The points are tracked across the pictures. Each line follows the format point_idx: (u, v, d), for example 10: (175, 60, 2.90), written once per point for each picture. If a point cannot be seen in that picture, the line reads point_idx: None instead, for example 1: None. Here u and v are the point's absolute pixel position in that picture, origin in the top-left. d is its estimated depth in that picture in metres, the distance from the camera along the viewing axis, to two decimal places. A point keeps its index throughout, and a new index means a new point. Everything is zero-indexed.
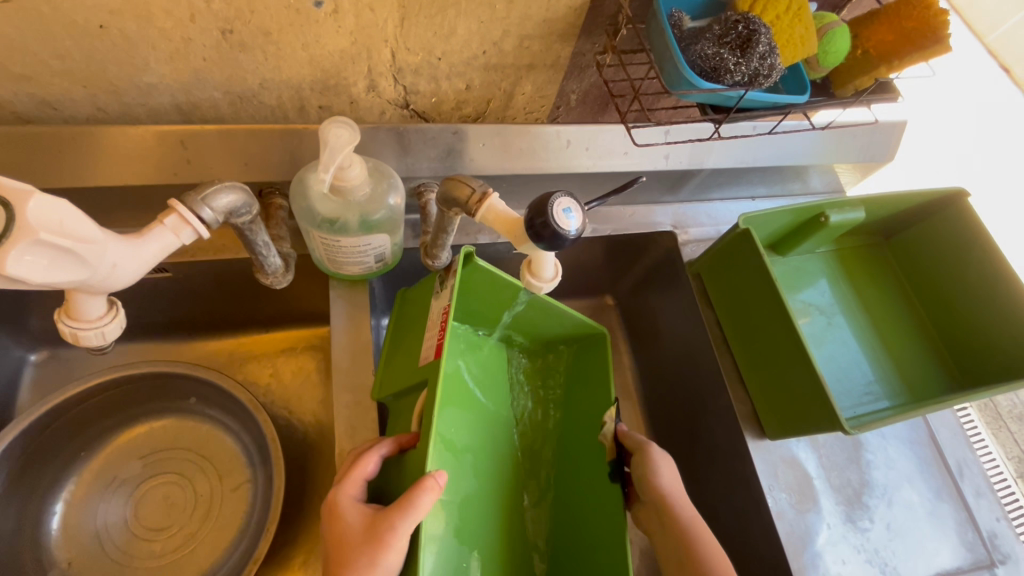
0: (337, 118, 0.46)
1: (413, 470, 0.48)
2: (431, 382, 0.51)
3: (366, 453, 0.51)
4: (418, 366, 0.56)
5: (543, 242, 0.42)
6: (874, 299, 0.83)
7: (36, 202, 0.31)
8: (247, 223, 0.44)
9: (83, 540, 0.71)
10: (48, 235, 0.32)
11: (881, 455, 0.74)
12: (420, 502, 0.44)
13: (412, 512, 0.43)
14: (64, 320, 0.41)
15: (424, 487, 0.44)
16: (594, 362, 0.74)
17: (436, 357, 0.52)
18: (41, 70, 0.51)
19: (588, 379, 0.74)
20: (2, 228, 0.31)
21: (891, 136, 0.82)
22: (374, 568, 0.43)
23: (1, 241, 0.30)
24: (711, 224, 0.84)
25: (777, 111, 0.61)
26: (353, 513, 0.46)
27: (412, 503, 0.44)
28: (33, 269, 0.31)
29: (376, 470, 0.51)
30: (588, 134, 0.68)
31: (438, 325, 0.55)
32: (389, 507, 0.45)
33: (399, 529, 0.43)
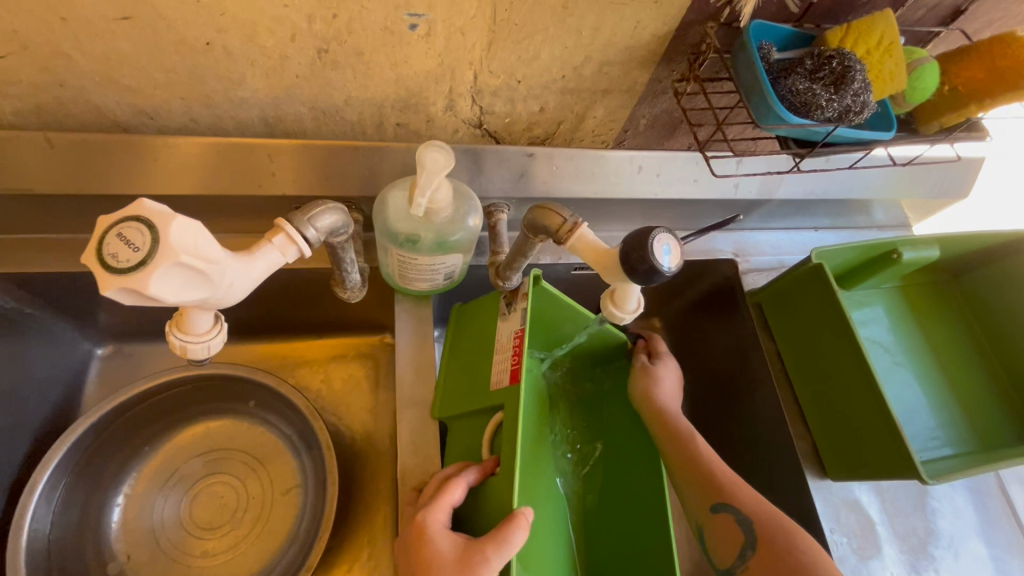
0: (434, 142, 0.47)
1: (498, 500, 0.49)
2: (510, 407, 0.52)
3: (453, 480, 0.52)
4: (489, 390, 0.56)
5: (638, 276, 0.42)
6: (941, 339, 0.81)
7: (177, 226, 0.32)
8: (343, 242, 0.46)
9: (141, 534, 0.72)
10: (186, 258, 0.33)
11: (947, 504, 0.71)
12: (511, 539, 0.44)
13: (505, 549, 0.44)
14: (174, 333, 0.43)
15: (516, 525, 0.45)
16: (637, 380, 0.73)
17: (511, 381, 0.53)
18: (145, 82, 0.53)
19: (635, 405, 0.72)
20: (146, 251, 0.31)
21: (968, 173, 0.79)
22: None
23: (145, 263, 0.31)
24: (773, 253, 0.82)
25: (862, 146, 0.60)
26: (444, 541, 0.48)
27: (505, 539, 0.45)
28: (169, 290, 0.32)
29: (462, 497, 0.52)
30: (659, 160, 0.68)
31: (509, 348, 0.56)
32: (481, 539, 0.46)
33: (492, 563, 0.44)
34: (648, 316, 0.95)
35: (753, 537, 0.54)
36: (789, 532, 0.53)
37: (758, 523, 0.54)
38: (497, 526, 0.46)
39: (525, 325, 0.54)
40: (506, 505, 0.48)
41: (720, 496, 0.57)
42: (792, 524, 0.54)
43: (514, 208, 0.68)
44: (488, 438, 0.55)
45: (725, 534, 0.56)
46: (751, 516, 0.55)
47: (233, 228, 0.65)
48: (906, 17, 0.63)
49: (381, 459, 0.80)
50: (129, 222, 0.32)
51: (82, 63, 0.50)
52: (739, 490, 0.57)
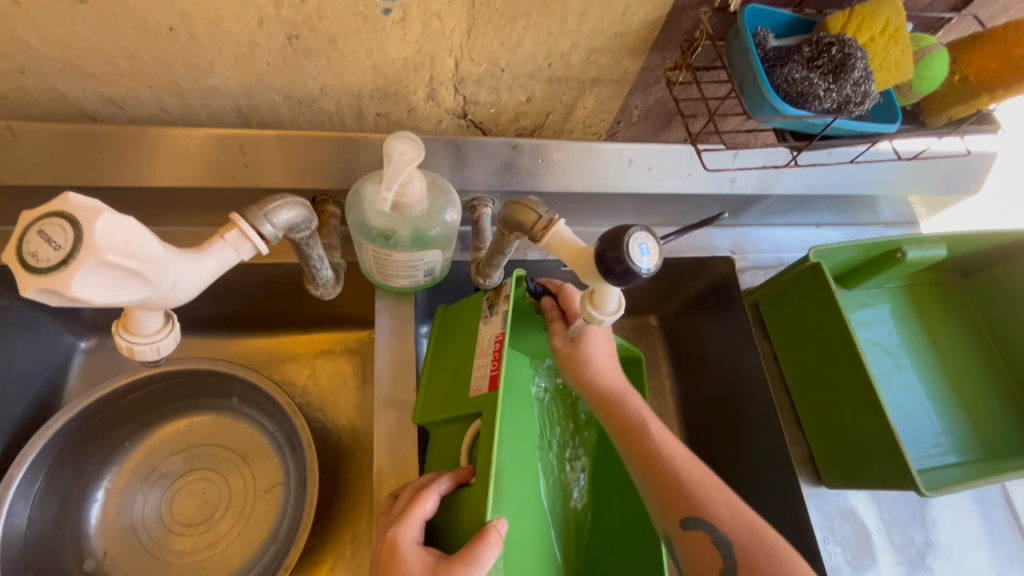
0: (402, 133, 0.44)
1: (472, 512, 0.49)
2: (488, 416, 0.50)
3: (425, 491, 0.51)
4: (467, 397, 0.55)
5: (614, 278, 0.39)
6: (947, 341, 0.77)
7: (104, 223, 0.31)
8: (305, 238, 0.45)
9: (120, 530, 0.71)
10: (114, 257, 0.31)
11: (947, 514, 0.69)
12: (482, 557, 0.44)
13: (475, 569, 0.44)
14: (121, 333, 0.41)
15: (488, 542, 0.44)
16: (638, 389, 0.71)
17: (490, 389, 0.51)
18: (111, 70, 0.51)
19: None
20: (70, 250, 0.30)
21: (979, 168, 0.75)
22: None
23: (69, 262, 0.30)
24: (772, 251, 0.79)
25: (864, 140, 0.57)
26: (415, 558, 0.47)
27: (475, 558, 0.44)
28: (97, 292, 0.31)
29: (434, 508, 0.51)
30: (651, 153, 0.65)
31: (489, 352, 0.54)
32: (450, 556, 0.46)
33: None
34: (643, 314, 0.92)
35: (732, 556, 0.50)
36: (773, 549, 0.49)
37: (735, 539, 0.50)
38: (468, 542, 0.46)
39: (507, 331, 0.53)
40: (480, 518, 0.47)
41: (690, 510, 0.52)
42: (776, 543, 0.50)
43: (500, 202, 0.66)
44: (467, 446, 0.54)
45: (699, 555, 0.50)
46: (728, 532, 0.50)
47: (209, 221, 0.63)
48: (915, 1, 0.59)
49: (366, 457, 0.78)
50: (54, 221, 0.30)
51: (42, 50, 0.48)
52: (711, 500, 0.53)
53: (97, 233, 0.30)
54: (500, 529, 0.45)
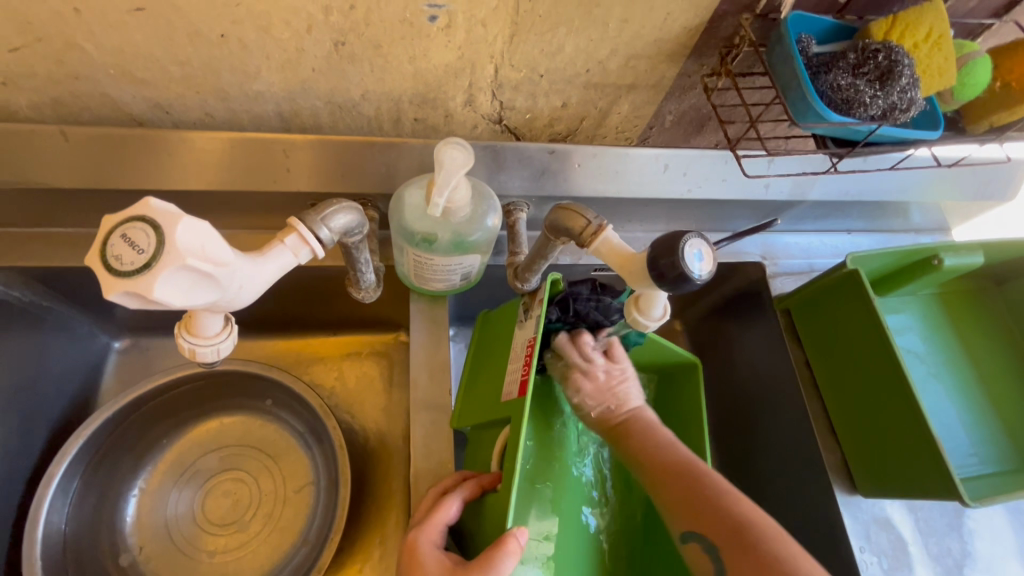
0: (453, 139, 0.44)
1: (494, 518, 0.49)
2: (517, 421, 0.50)
3: (447, 496, 0.51)
4: (500, 402, 0.55)
5: (666, 284, 0.39)
6: (982, 348, 0.77)
7: (184, 227, 0.32)
8: (356, 242, 0.45)
9: (153, 529, 0.72)
10: (192, 260, 0.32)
11: (984, 525, 0.68)
12: (499, 566, 0.44)
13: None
14: (184, 335, 0.42)
15: (506, 551, 0.44)
16: (681, 395, 0.71)
17: (521, 394, 0.51)
18: (161, 75, 0.52)
19: (676, 415, 0.70)
20: (152, 252, 0.31)
21: (1015, 175, 0.75)
22: None
23: (149, 265, 0.31)
24: (803, 257, 0.79)
25: (905, 146, 0.57)
26: (432, 560, 0.48)
27: (493, 566, 0.44)
28: (175, 293, 0.32)
29: (456, 513, 0.51)
30: (685, 158, 0.65)
31: (522, 356, 0.54)
32: (468, 563, 0.46)
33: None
34: (669, 318, 0.92)
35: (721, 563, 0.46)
36: (762, 543, 0.45)
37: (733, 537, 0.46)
38: (488, 549, 0.46)
39: (537, 336, 0.53)
40: (500, 525, 0.47)
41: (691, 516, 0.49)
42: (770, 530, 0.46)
43: (535, 206, 0.66)
44: (497, 453, 0.54)
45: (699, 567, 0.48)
46: (714, 539, 0.47)
47: (248, 224, 0.64)
48: (957, 8, 0.59)
49: (394, 459, 0.78)
50: (138, 226, 0.31)
51: (97, 56, 0.49)
52: (700, 504, 0.49)
53: (179, 237, 0.31)
54: (520, 535, 0.45)
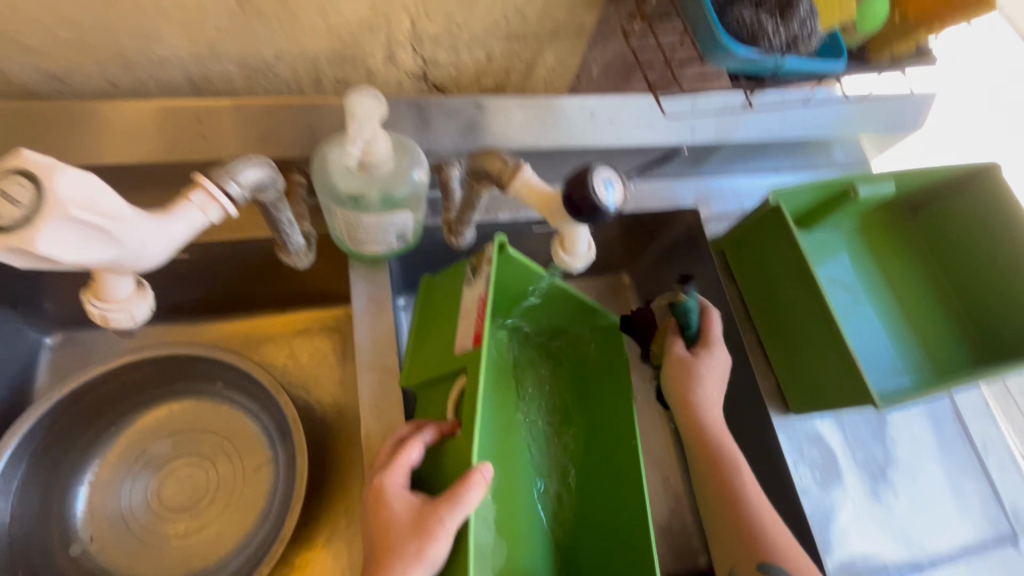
0: (364, 88, 0.44)
1: (456, 459, 0.51)
2: (473, 372, 0.52)
3: (411, 440, 0.52)
4: (453, 354, 0.56)
5: (582, 217, 0.40)
6: (899, 275, 0.82)
7: (63, 178, 0.32)
8: (274, 198, 0.43)
9: (107, 519, 0.71)
10: (76, 211, 0.32)
11: (905, 431, 0.74)
12: (466, 497, 0.46)
13: (460, 508, 0.46)
14: (93, 301, 0.42)
15: (472, 483, 0.46)
16: (613, 351, 0.73)
17: (476, 345, 0.53)
18: (51, 42, 0.49)
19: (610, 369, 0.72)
20: (31, 205, 0.31)
21: (922, 108, 0.79)
22: (422, 557, 0.46)
23: (30, 219, 0.31)
24: (734, 198, 0.82)
25: (812, 78, 0.59)
26: (400, 503, 0.49)
27: (460, 498, 0.46)
28: (63, 247, 0.32)
29: (420, 457, 0.52)
30: (611, 106, 0.66)
31: (473, 312, 0.55)
32: (436, 500, 0.48)
33: (447, 522, 0.46)
34: (616, 272, 0.94)
35: None
36: None
37: None
38: (453, 484, 0.48)
39: (487, 291, 0.54)
40: (463, 466, 0.49)
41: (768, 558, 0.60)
42: None
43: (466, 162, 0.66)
44: (453, 404, 0.55)
45: None
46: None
47: None
48: None
49: (353, 430, 0.79)
50: (12, 176, 0.31)
51: None
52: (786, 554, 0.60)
53: (56, 187, 0.31)
54: (490, 469, 0.47)
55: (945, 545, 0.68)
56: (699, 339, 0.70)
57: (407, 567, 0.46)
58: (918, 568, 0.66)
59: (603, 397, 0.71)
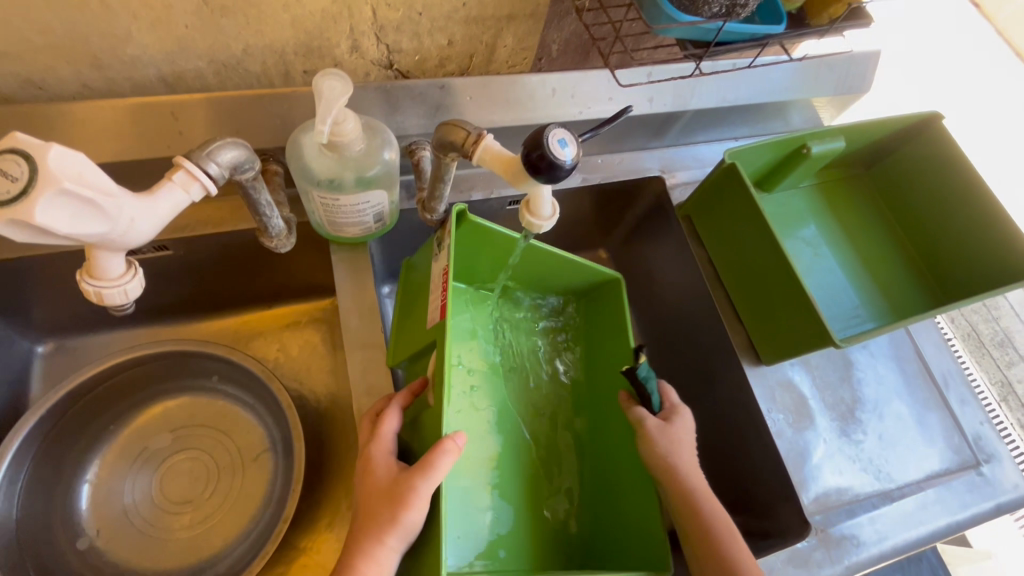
0: (330, 70, 0.46)
1: (430, 431, 0.54)
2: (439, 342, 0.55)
3: (386, 412, 0.55)
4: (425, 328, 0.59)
5: (541, 175, 0.44)
6: (858, 227, 0.86)
7: (55, 155, 0.34)
8: (250, 178, 0.47)
9: (112, 516, 0.72)
10: (70, 185, 0.34)
11: (870, 372, 0.78)
12: (438, 463, 0.50)
13: (433, 475, 0.50)
14: (87, 281, 0.44)
15: (445, 449, 0.50)
16: (613, 309, 0.75)
17: (441, 317, 0.55)
18: (25, 47, 0.51)
19: (607, 326, 0.76)
20: (29, 180, 0.33)
21: (866, 67, 0.83)
22: (397, 521, 0.49)
23: (29, 192, 0.33)
24: (697, 165, 0.86)
25: (755, 43, 0.63)
26: (381, 469, 0.53)
27: (432, 465, 0.50)
28: (60, 218, 0.35)
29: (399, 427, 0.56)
30: (571, 81, 0.70)
31: (439, 285, 0.57)
32: (411, 468, 0.51)
33: (420, 488, 0.49)
34: (592, 247, 0.97)
35: None
36: None
37: None
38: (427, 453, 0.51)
39: (449, 263, 0.56)
40: (435, 431, 0.52)
41: None
42: None
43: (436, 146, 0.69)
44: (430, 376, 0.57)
45: None
46: None
47: None
48: None
49: (347, 415, 0.81)
50: (8, 155, 0.33)
51: None
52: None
53: (53, 160, 0.33)
54: (462, 440, 0.51)
55: (914, 474, 0.72)
56: (663, 411, 0.66)
57: (383, 532, 0.49)
58: (890, 498, 0.70)
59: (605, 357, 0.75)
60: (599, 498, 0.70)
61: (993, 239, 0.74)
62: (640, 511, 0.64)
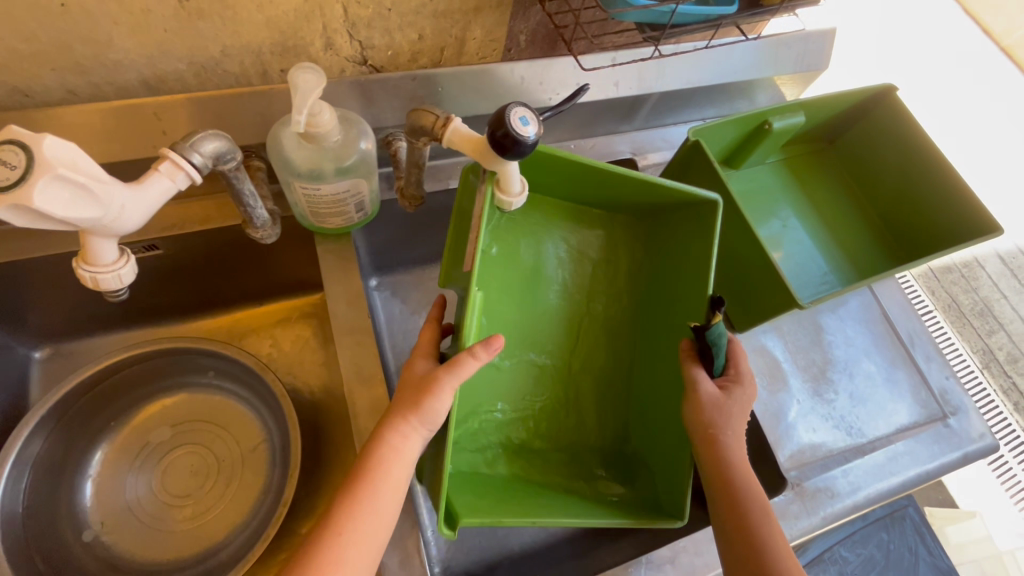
0: (302, 63, 0.49)
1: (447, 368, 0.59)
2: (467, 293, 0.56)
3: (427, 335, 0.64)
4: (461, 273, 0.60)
5: (509, 153, 0.46)
6: (824, 197, 0.90)
7: (49, 144, 0.37)
8: (233, 169, 0.50)
9: (116, 511, 0.75)
10: (64, 170, 0.38)
11: (840, 335, 0.82)
12: (465, 363, 0.53)
13: (459, 369, 0.53)
14: (83, 267, 0.47)
15: (473, 353, 0.53)
16: (688, 232, 0.68)
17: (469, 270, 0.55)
18: (11, 56, 0.53)
19: (684, 247, 0.69)
20: (25, 166, 0.36)
21: (823, 45, 0.87)
22: (423, 405, 0.54)
23: (26, 177, 0.36)
24: (667, 147, 0.90)
25: (709, 24, 0.66)
26: (421, 367, 0.60)
27: (458, 360, 0.53)
28: (56, 201, 0.38)
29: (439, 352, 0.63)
30: (539, 69, 0.73)
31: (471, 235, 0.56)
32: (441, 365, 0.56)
33: (444, 377, 0.54)
34: None
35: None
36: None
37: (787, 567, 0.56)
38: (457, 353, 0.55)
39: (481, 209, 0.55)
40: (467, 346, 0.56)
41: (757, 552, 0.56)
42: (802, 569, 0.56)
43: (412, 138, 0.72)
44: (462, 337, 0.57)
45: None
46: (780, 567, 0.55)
47: None
48: None
49: (340, 403, 0.83)
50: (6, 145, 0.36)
51: None
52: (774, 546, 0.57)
53: (48, 148, 0.36)
54: (499, 342, 0.54)
55: (884, 428, 0.76)
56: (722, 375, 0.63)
57: (410, 411, 0.54)
58: (861, 452, 0.73)
59: (670, 285, 0.71)
60: (646, 426, 0.72)
61: (952, 202, 0.78)
62: (673, 443, 0.66)
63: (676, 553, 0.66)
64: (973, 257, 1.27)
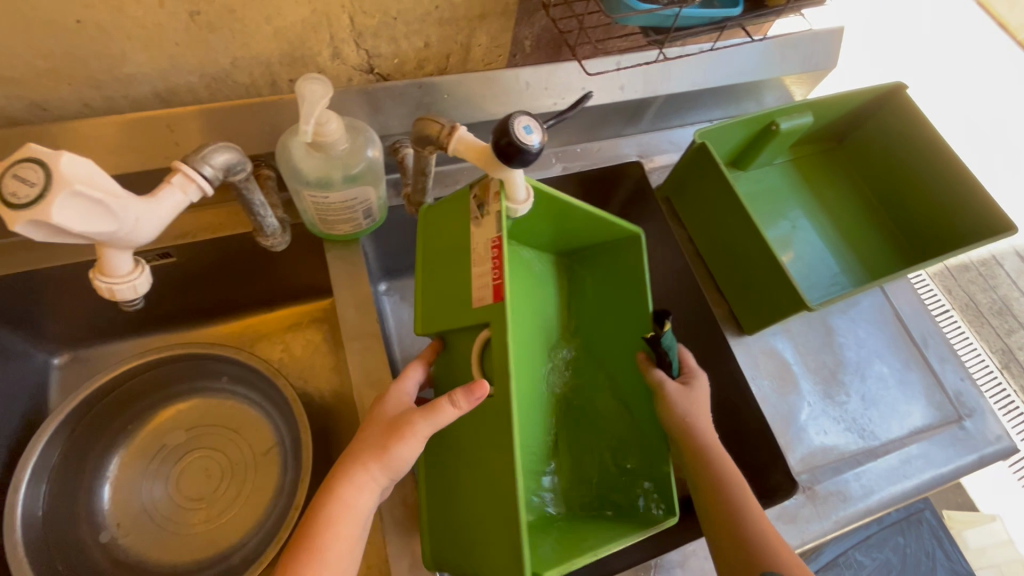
0: (309, 75, 0.50)
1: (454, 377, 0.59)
2: (494, 324, 0.52)
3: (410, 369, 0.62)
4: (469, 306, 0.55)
5: (514, 160, 0.47)
6: (833, 198, 0.89)
7: (66, 161, 0.39)
8: (243, 179, 0.52)
9: (133, 515, 0.76)
10: (80, 186, 0.39)
11: (851, 336, 0.81)
12: (443, 411, 0.52)
13: (434, 417, 0.52)
14: (99, 278, 0.48)
15: (451, 401, 0.52)
16: (624, 259, 0.72)
17: (495, 297, 0.52)
18: (29, 71, 0.55)
19: (617, 276, 0.73)
20: (43, 183, 0.38)
21: (831, 43, 0.86)
22: (392, 451, 0.53)
23: (45, 194, 0.38)
24: (674, 148, 0.90)
25: (714, 26, 0.66)
26: (397, 399, 0.59)
27: (437, 406, 0.52)
28: (72, 217, 0.39)
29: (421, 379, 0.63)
30: (544, 74, 0.73)
31: (487, 257, 0.54)
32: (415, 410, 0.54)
33: (418, 424, 0.53)
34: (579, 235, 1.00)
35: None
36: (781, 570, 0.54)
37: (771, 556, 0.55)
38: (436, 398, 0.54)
39: (501, 231, 0.53)
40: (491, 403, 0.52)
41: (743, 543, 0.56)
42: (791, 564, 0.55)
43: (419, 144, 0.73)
44: (476, 356, 0.56)
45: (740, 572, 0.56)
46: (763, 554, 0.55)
47: None
48: None
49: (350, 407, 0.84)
50: (26, 163, 0.37)
51: None
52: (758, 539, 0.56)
53: (65, 165, 0.37)
54: (481, 393, 0.51)
55: (897, 430, 0.75)
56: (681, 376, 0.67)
57: (372, 458, 0.53)
58: (874, 455, 0.73)
59: (614, 312, 0.73)
60: (626, 457, 0.69)
61: (967, 201, 0.76)
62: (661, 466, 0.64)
63: (686, 558, 0.66)
64: (990, 255, 1.25)
